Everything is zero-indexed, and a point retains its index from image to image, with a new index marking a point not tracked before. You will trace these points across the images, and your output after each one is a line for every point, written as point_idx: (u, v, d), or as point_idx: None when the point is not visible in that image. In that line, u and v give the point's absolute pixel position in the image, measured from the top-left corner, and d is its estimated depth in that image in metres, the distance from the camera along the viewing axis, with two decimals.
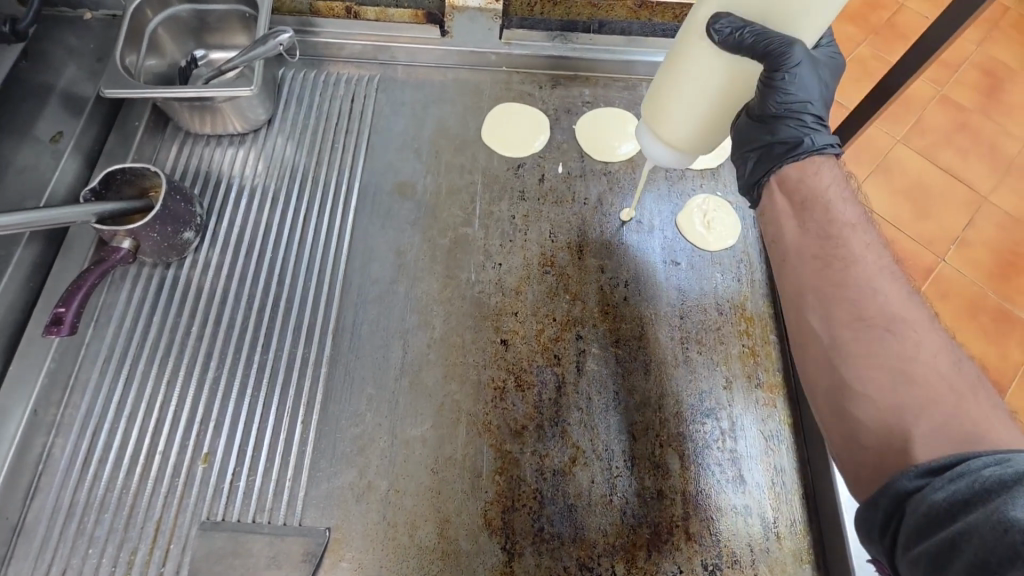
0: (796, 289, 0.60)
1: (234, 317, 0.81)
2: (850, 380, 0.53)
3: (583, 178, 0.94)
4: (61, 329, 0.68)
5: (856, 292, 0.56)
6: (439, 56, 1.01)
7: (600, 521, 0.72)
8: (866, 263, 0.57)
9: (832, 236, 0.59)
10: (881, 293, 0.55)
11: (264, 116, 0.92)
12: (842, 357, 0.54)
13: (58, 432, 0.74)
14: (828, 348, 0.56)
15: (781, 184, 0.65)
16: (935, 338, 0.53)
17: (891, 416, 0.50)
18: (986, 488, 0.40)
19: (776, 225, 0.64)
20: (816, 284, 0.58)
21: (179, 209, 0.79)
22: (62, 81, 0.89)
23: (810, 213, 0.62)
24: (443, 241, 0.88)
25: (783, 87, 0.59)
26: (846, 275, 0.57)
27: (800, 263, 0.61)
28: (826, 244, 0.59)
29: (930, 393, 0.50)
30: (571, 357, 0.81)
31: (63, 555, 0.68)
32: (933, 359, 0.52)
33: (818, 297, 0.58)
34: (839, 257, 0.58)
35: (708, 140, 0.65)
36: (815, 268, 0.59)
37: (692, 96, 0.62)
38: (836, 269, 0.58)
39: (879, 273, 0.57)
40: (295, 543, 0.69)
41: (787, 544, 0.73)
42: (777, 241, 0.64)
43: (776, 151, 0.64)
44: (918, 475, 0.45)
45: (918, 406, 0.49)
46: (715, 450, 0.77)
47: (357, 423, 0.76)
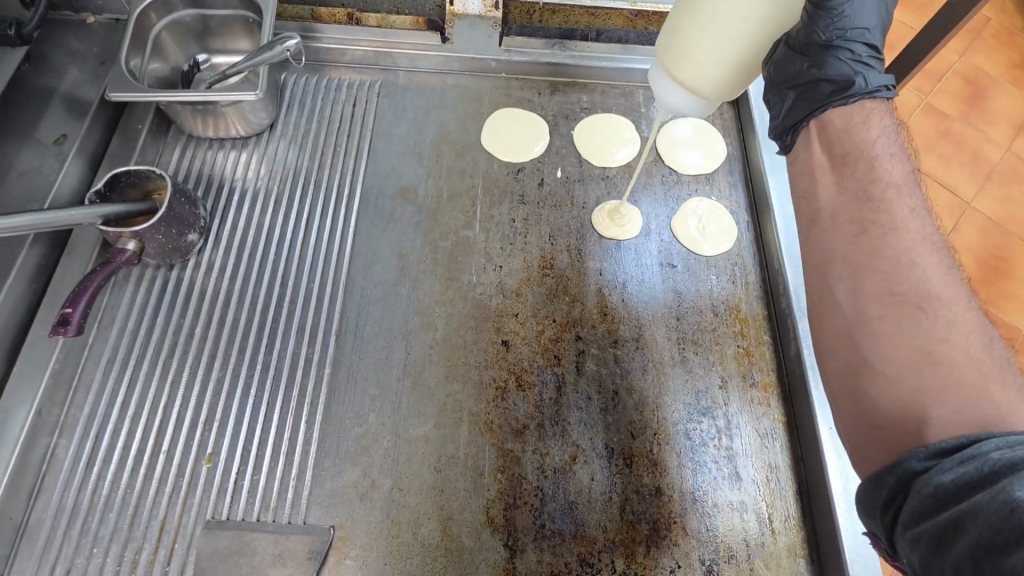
0: (825, 260, 0.61)
1: (238, 317, 0.82)
2: (871, 356, 0.56)
3: (582, 183, 0.96)
4: (68, 330, 0.69)
5: (893, 268, 0.57)
6: (440, 62, 1.03)
7: (601, 518, 0.74)
8: (909, 232, 0.58)
9: (876, 203, 0.60)
10: (920, 267, 0.57)
11: (267, 119, 0.93)
12: (866, 330, 0.56)
13: (61, 433, 0.74)
14: (852, 323, 0.58)
15: (821, 130, 0.66)
16: (956, 318, 0.54)
17: (910, 398, 0.52)
18: (994, 470, 0.43)
19: (810, 177, 0.65)
20: (846, 253, 0.59)
21: (183, 212, 0.80)
22: (64, 85, 0.89)
23: (851, 168, 0.62)
24: (444, 243, 0.90)
25: (839, 8, 0.58)
26: (883, 241, 0.58)
27: (836, 233, 0.61)
28: (864, 205, 0.60)
29: (953, 376, 0.52)
30: (571, 358, 0.83)
31: (67, 554, 0.68)
32: (953, 340, 0.53)
33: (851, 272, 0.59)
34: (879, 222, 0.59)
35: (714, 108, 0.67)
36: (851, 233, 0.60)
37: (702, 44, 0.60)
38: (874, 235, 0.59)
39: (918, 248, 0.58)
40: (300, 542, 0.70)
41: (782, 538, 0.75)
42: (809, 197, 0.65)
43: (819, 91, 0.64)
44: (928, 457, 0.48)
45: (936, 382, 0.52)
46: (711, 448, 0.79)
47: (360, 422, 0.77)
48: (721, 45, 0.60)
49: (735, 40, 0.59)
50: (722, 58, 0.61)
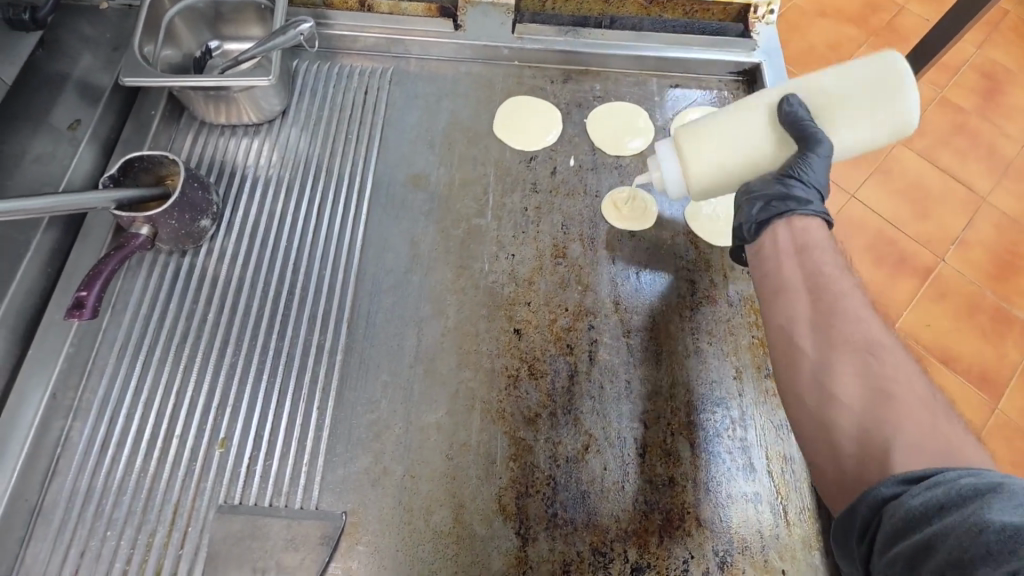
0: (783, 319, 0.64)
1: (250, 304, 0.82)
2: (833, 398, 0.56)
3: (595, 171, 0.95)
4: (84, 313, 0.69)
5: (845, 320, 0.60)
6: (453, 49, 1.02)
7: (613, 507, 0.73)
8: (854, 300, 0.62)
9: (822, 274, 0.65)
10: (866, 325, 0.60)
11: (279, 106, 0.93)
12: (829, 373, 0.57)
13: (75, 416, 0.74)
14: (815, 368, 0.59)
15: (789, 230, 0.69)
16: (901, 362, 0.57)
17: (873, 432, 0.52)
18: (961, 495, 0.43)
19: (777, 260, 0.69)
20: (806, 315, 0.62)
21: (196, 197, 0.80)
22: (77, 71, 0.89)
23: (809, 255, 0.67)
24: (456, 231, 0.89)
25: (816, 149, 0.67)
26: (835, 303, 0.61)
27: (792, 295, 0.65)
28: (817, 279, 0.64)
29: (907, 413, 0.52)
30: (584, 347, 0.82)
31: (82, 536, 0.69)
32: (903, 383, 0.55)
33: (811, 322, 0.62)
34: (830, 289, 0.63)
35: (710, 181, 0.72)
36: (808, 298, 0.64)
37: (725, 137, 0.71)
38: (826, 299, 0.62)
39: (864, 310, 0.62)
40: (312, 526, 0.70)
41: (797, 530, 0.74)
42: (774, 273, 0.68)
43: (788, 204, 0.68)
44: (895, 483, 0.47)
45: (896, 415, 0.52)
46: (726, 439, 0.78)
47: (372, 409, 0.77)
48: (745, 138, 0.72)
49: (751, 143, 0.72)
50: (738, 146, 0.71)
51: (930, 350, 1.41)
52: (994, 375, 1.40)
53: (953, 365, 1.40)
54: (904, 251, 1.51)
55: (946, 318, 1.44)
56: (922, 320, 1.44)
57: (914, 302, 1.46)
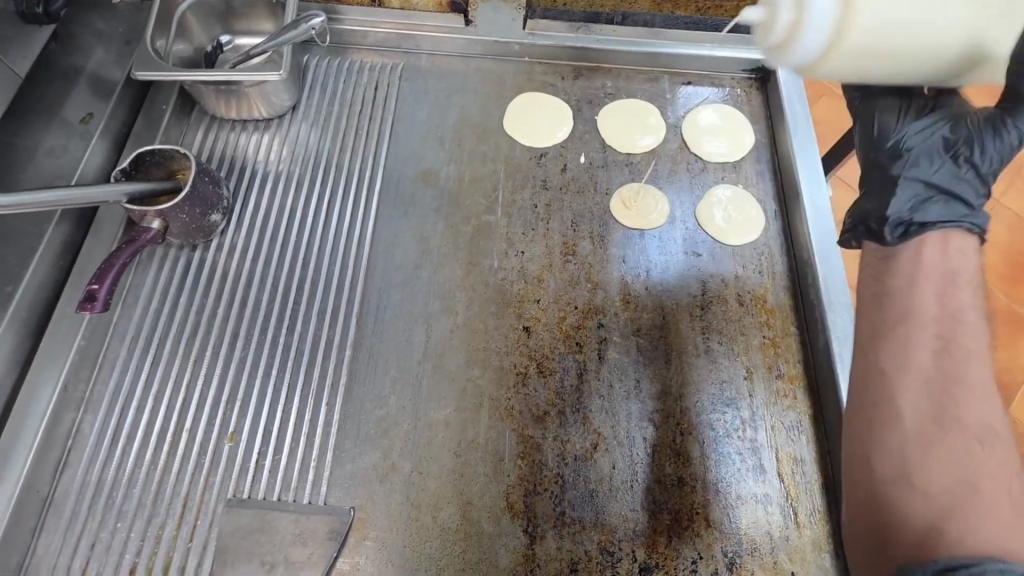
0: (899, 363, 0.54)
1: (259, 299, 0.82)
2: (911, 465, 0.50)
3: (605, 168, 0.94)
4: (95, 306, 0.69)
5: (963, 390, 0.52)
6: (463, 45, 1.02)
7: (621, 507, 0.73)
8: (983, 365, 0.53)
9: (958, 321, 0.54)
10: (988, 400, 0.52)
11: (289, 102, 0.93)
12: (920, 440, 0.51)
13: (87, 409, 0.74)
14: (911, 435, 0.51)
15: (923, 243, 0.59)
16: (1002, 457, 0.50)
17: (935, 516, 0.48)
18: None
19: (909, 280, 0.57)
20: (930, 364, 0.53)
21: (207, 192, 0.80)
22: (90, 64, 0.89)
23: (951, 288, 0.56)
24: (466, 228, 0.89)
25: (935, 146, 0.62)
26: (964, 363, 0.53)
27: (919, 339, 0.54)
28: (949, 325, 0.54)
29: (983, 506, 0.47)
30: (593, 345, 0.82)
31: (92, 528, 0.69)
32: (993, 473, 0.49)
33: (927, 379, 0.53)
34: (963, 344, 0.53)
35: (852, 62, 0.56)
36: (934, 346, 0.54)
37: (916, 7, 0.53)
38: (955, 355, 0.53)
39: (990, 384, 0.52)
40: (320, 521, 0.70)
41: (807, 532, 0.73)
42: (906, 298, 0.56)
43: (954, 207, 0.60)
44: (936, 571, 0.44)
45: (966, 509, 0.47)
46: (735, 439, 0.77)
47: (380, 405, 0.77)
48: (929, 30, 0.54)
49: (929, 46, 0.55)
50: (914, 37, 0.54)
51: None
52: (1006, 378, 1.38)
53: None
54: None
55: None
56: None
57: None
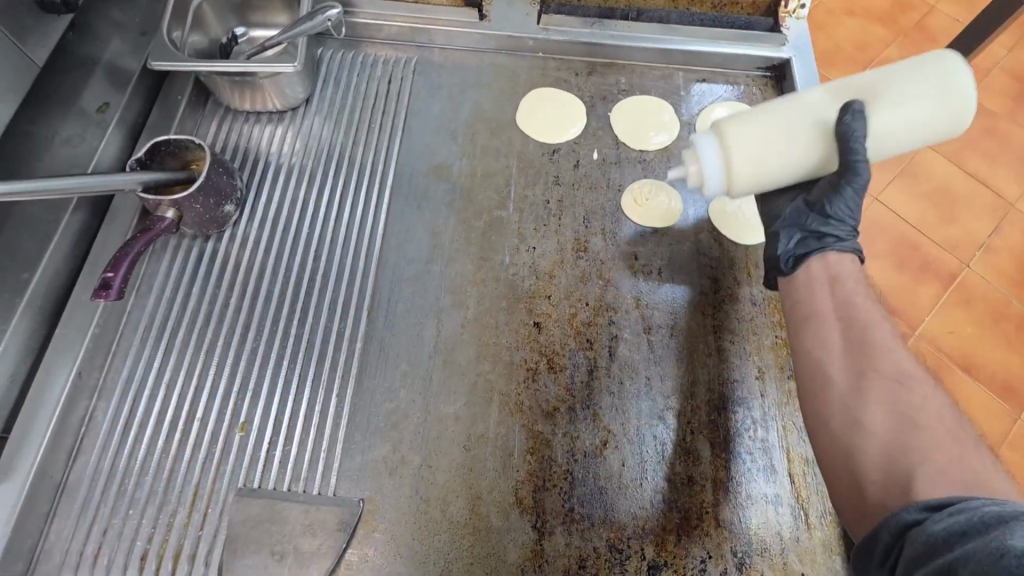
0: (813, 342, 0.67)
1: (272, 290, 0.82)
2: (863, 423, 0.58)
3: (618, 165, 0.94)
4: (110, 294, 0.70)
5: (876, 350, 0.63)
6: (476, 39, 1.01)
7: (631, 505, 0.73)
8: (882, 328, 0.66)
9: (855, 303, 0.67)
10: (893, 352, 0.63)
11: (303, 94, 0.93)
12: (859, 400, 0.60)
13: (100, 396, 0.75)
14: (846, 395, 0.61)
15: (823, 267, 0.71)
16: (929, 395, 0.59)
17: (897, 459, 0.55)
18: (983, 522, 0.44)
19: (809, 289, 0.71)
20: (837, 339, 0.65)
21: (221, 182, 0.80)
22: (107, 54, 0.90)
23: (841, 284, 0.70)
24: (478, 223, 0.88)
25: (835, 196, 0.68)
26: (863, 329, 0.65)
27: (823, 321, 0.67)
28: (847, 307, 0.67)
29: (938, 445, 0.55)
30: (604, 342, 0.81)
31: (104, 514, 0.70)
32: (929, 410, 0.58)
33: (843, 348, 0.64)
34: (860, 317, 0.66)
35: (756, 180, 0.67)
36: (839, 326, 0.66)
37: (782, 130, 0.66)
38: (856, 326, 0.65)
39: (893, 342, 0.65)
40: (330, 513, 0.70)
41: (818, 534, 0.73)
42: (808, 298, 0.70)
43: (824, 240, 0.72)
44: (919, 511, 0.49)
45: (920, 448, 0.55)
46: (746, 439, 0.77)
47: (390, 398, 0.77)
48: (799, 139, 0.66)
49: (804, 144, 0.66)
50: (790, 147, 0.66)
51: (951, 357, 1.38)
52: (1017, 385, 1.37)
53: (974, 373, 1.37)
54: (927, 256, 1.48)
55: (969, 326, 1.41)
56: (943, 325, 1.41)
57: (936, 309, 1.43)
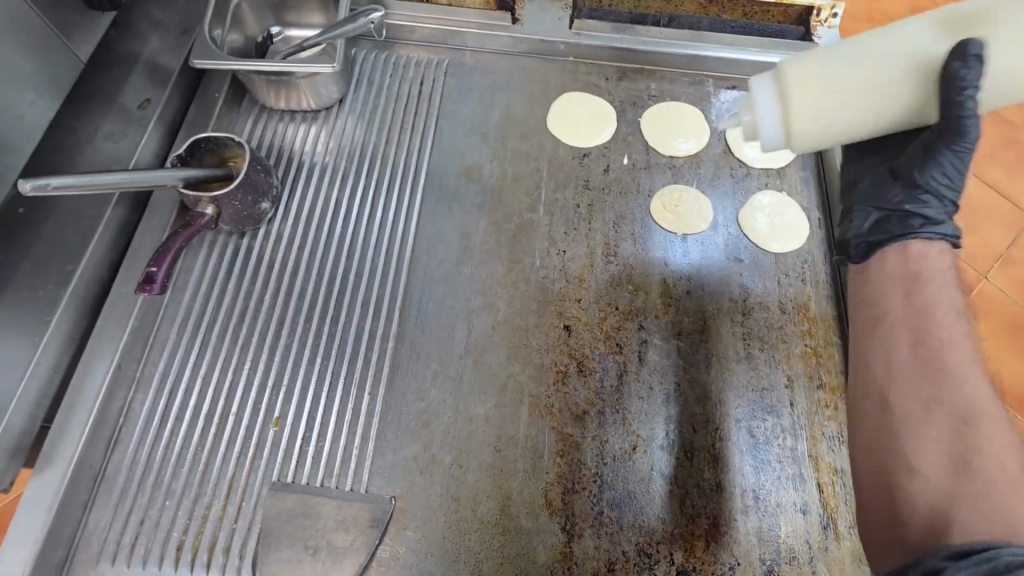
0: (874, 359, 0.64)
1: (305, 287, 0.83)
2: (908, 455, 0.58)
3: (648, 170, 0.94)
4: (153, 288, 0.71)
5: (944, 377, 0.59)
6: (508, 43, 1.02)
7: (660, 510, 0.73)
8: (960, 350, 0.60)
9: (930, 316, 0.62)
10: (970, 381, 0.59)
11: (337, 94, 0.94)
12: (911, 430, 0.59)
13: (138, 388, 0.76)
14: (897, 422, 0.60)
15: (902, 255, 0.66)
16: (997, 434, 0.56)
17: (940, 499, 0.55)
18: (1007, 566, 0.44)
19: (880, 291, 0.66)
20: (903, 359, 0.62)
21: (259, 180, 0.81)
22: (146, 52, 0.91)
23: (919, 289, 0.63)
24: (508, 225, 0.89)
25: (939, 167, 0.61)
26: (936, 353, 0.60)
27: (887, 335, 0.64)
28: (925, 322, 0.62)
29: (988, 490, 0.53)
30: (633, 347, 0.82)
31: (141, 504, 0.71)
32: (989, 451, 0.55)
33: (907, 371, 0.61)
34: (934, 336, 0.61)
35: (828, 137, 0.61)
36: (909, 343, 0.62)
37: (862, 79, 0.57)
38: (927, 348, 0.61)
39: (971, 365, 0.60)
40: (362, 509, 0.71)
41: (847, 544, 0.73)
42: (873, 303, 0.67)
43: (908, 223, 0.66)
44: (948, 558, 0.49)
45: (969, 491, 0.54)
46: (775, 447, 0.77)
47: (421, 398, 0.78)
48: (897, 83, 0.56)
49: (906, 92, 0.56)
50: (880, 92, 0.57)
51: None
52: None
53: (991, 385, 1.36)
54: None
55: (988, 338, 1.40)
56: None
57: None
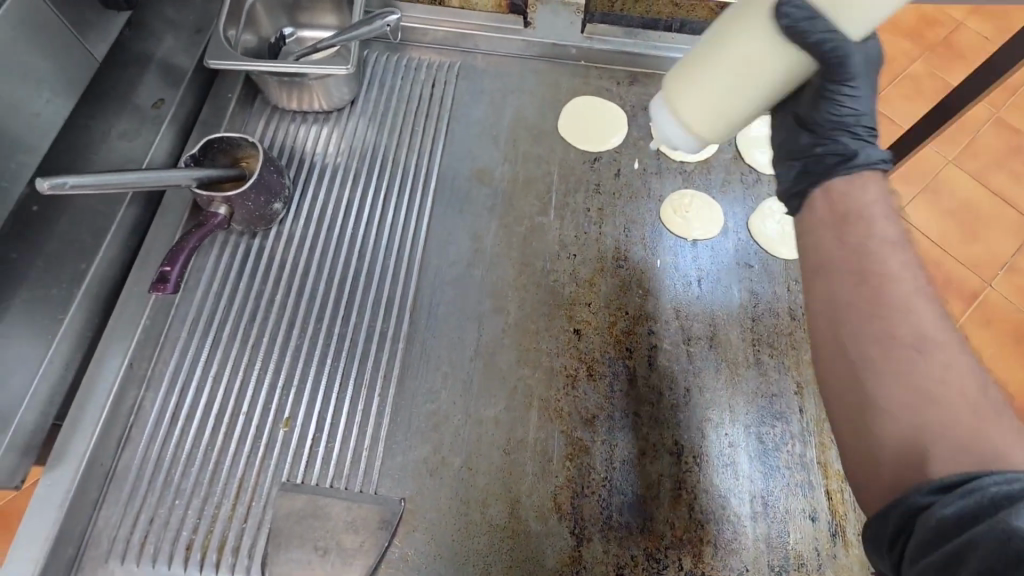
0: (823, 303, 0.56)
1: (316, 288, 0.83)
2: (876, 401, 0.51)
3: (659, 175, 0.95)
4: (167, 287, 0.71)
5: (892, 310, 0.53)
6: (520, 46, 1.02)
7: (670, 515, 0.73)
8: (904, 280, 0.54)
9: (870, 250, 0.56)
10: (917, 312, 0.53)
11: (349, 95, 0.94)
12: (872, 372, 0.51)
13: (148, 387, 0.76)
14: (855, 366, 0.52)
15: (828, 195, 0.62)
16: (952, 361, 0.50)
17: (912, 442, 0.48)
18: (994, 502, 0.41)
19: (815, 234, 0.60)
20: (850, 299, 0.55)
21: (272, 180, 0.82)
22: (160, 51, 0.91)
23: (851, 225, 0.58)
24: (519, 228, 0.89)
25: (836, 98, 0.59)
26: (883, 287, 0.54)
27: (831, 276, 0.56)
28: (864, 256, 0.56)
29: (960, 426, 0.47)
30: (643, 351, 0.82)
31: (151, 503, 0.71)
32: (951, 382, 0.49)
33: (854, 311, 0.54)
34: (878, 270, 0.55)
35: (726, 123, 0.61)
36: (853, 282, 0.55)
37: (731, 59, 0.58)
38: (873, 283, 0.54)
39: (915, 293, 0.54)
40: (371, 511, 0.71)
41: (856, 551, 0.73)
42: (811, 248, 0.60)
43: (828, 163, 0.63)
44: (930, 492, 0.45)
45: (939, 428, 0.48)
46: (784, 453, 0.77)
47: (431, 400, 0.78)
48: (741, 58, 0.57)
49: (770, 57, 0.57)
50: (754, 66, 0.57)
51: None
52: None
53: None
54: (950, 274, 1.48)
55: (992, 346, 1.41)
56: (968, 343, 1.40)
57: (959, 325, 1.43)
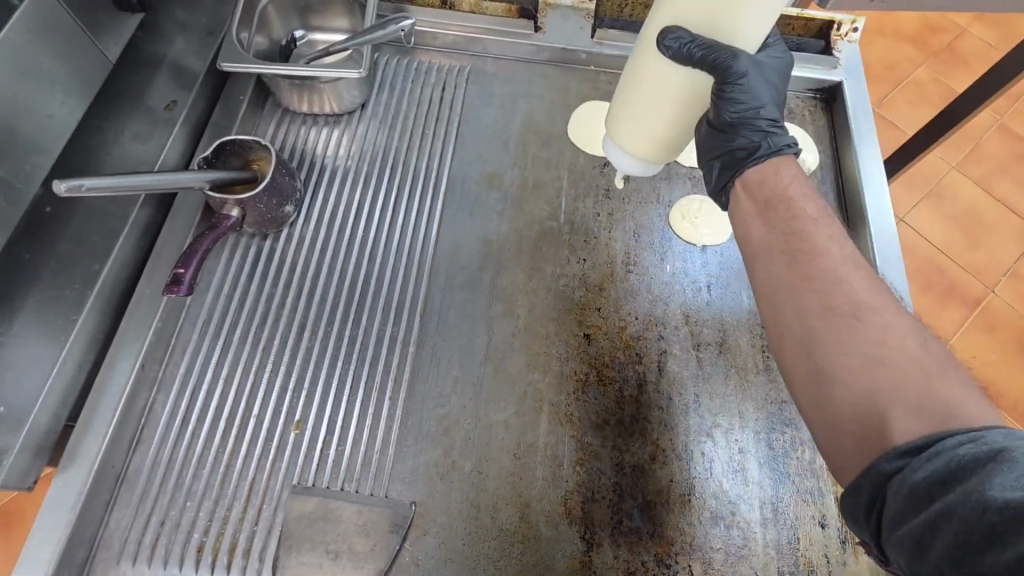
0: (764, 285, 0.64)
1: (327, 291, 0.83)
2: (825, 367, 0.55)
3: (668, 181, 0.95)
4: (181, 289, 0.72)
5: (820, 280, 0.60)
6: (530, 51, 1.03)
7: (680, 521, 0.73)
8: (829, 254, 0.62)
9: (795, 232, 0.64)
10: (846, 281, 0.59)
11: (359, 99, 0.94)
12: (816, 342, 0.57)
13: (160, 389, 0.77)
14: (800, 337, 0.59)
15: (745, 188, 0.72)
16: (887, 322, 0.56)
17: (866, 400, 0.52)
18: (961, 466, 0.42)
19: (744, 225, 0.69)
20: (784, 277, 0.62)
21: (283, 183, 0.82)
22: (172, 53, 0.91)
23: (773, 212, 0.67)
24: (529, 232, 0.90)
25: (734, 98, 0.66)
26: (810, 263, 0.61)
27: (766, 258, 0.65)
28: (790, 238, 0.64)
29: (901, 377, 0.51)
30: (653, 357, 0.82)
31: (163, 505, 0.71)
32: (892, 343, 0.54)
33: (785, 289, 0.62)
34: (804, 250, 0.63)
35: (663, 147, 0.72)
36: (784, 262, 0.63)
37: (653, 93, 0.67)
38: (801, 260, 0.62)
39: (841, 264, 0.61)
40: (381, 514, 0.71)
41: (865, 558, 0.73)
42: (744, 237, 0.69)
43: (740, 157, 0.71)
44: (897, 457, 0.47)
45: (884, 384, 0.52)
46: (794, 460, 0.77)
47: (442, 404, 0.78)
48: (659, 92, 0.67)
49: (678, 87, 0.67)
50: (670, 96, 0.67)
51: None
52: None
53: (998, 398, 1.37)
54: (953, 280, 1.48)
55: (996, 352, 1.41)
56: (971, 349, 1.40)
57: (962, 331, 1.44)
